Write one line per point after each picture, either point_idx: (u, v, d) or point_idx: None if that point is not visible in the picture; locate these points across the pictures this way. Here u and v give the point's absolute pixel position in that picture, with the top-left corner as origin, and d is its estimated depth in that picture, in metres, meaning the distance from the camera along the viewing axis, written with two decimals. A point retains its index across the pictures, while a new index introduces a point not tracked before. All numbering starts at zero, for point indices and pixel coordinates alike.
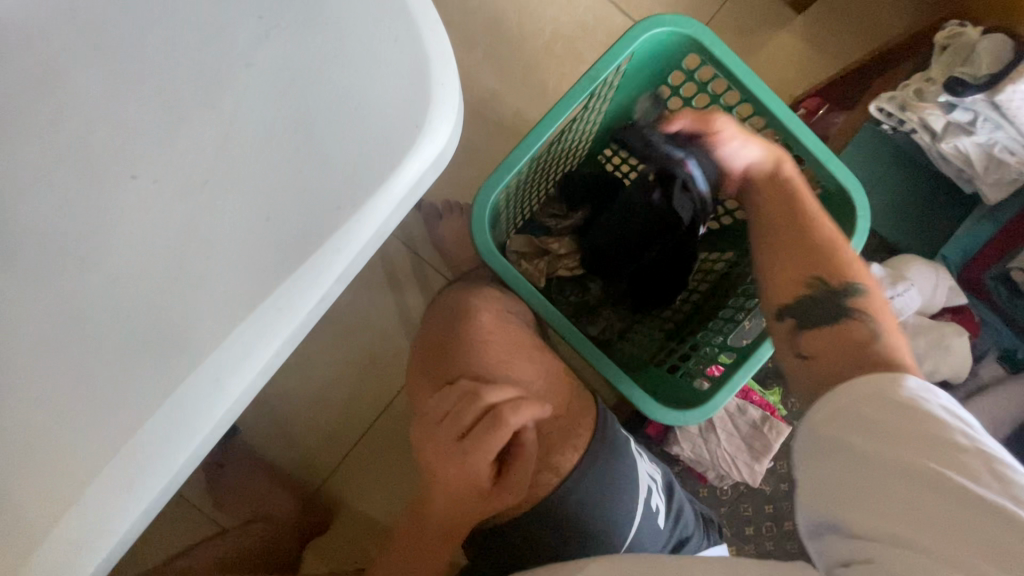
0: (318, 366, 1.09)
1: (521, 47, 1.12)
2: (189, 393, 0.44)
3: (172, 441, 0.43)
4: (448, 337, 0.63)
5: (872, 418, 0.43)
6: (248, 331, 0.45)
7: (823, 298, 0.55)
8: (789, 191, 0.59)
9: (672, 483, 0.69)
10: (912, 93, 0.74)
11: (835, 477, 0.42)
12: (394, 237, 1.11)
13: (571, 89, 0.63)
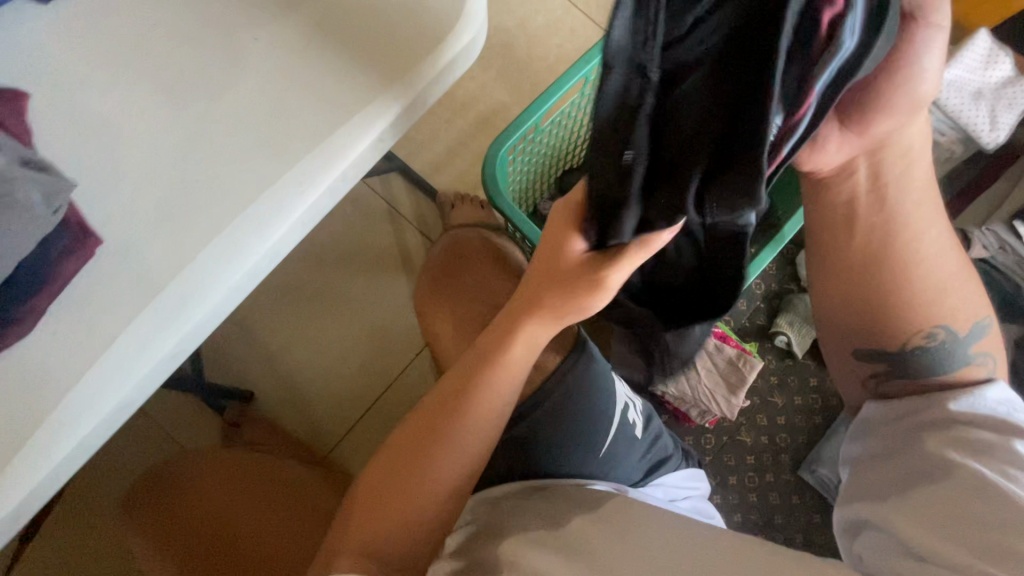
0: (334, 338, 1.17)
1: (530, 68, 1.29)
2: (187, 275, 0.39)
3: (158, 328, 0.38)
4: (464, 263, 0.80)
5: (913, 437, 0.52)
6: (250, 211, 0.39)
7: (931, 350, 0.54)
8: (892, 225, 0.53)
9: (651, 413, 0.74)
10: None
11: (880, 485, 0.53)
12: (411, 225, 1.23)
13: (568, 70, 0.76)
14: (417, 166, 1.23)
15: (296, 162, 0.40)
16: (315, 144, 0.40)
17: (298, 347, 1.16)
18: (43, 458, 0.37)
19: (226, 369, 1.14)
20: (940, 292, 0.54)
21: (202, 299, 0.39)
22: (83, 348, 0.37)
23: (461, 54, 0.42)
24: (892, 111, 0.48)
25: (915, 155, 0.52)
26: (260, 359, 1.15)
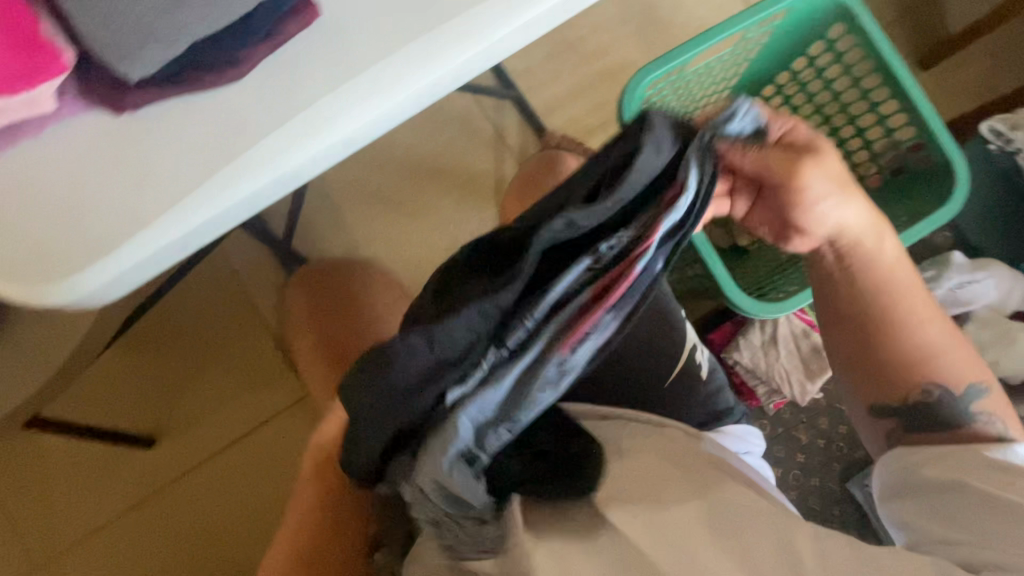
0: (413, 243, 1.21)
1: (668, 32, 1.27)
2: (273, 136, 0.41)
3: (245, 170, 0.41)
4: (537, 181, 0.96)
5: (965, 467, 0.48)
6: (359, 83, 0.42)
7: (937, 405, 0.52)
8: (873, 295, 0.54)
9: (715, 367, 0.74)
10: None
11: (934, 504, 0.48)
12: (511, 156, 1.24)
13: (730, 18, 0.76)
14: (534, 102, 1.24)
15: (430, 43, 0.42)
16: (458, 30, 0.42)
17: (378, 240, 1.20)
18: (208, 202, 0.40)
19: (309, 242, 1.19)
20: (941, 351, 0.53)
21: (287, 156, 0.41)
22: (275, 110, 0.41)
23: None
24: (816, 220, 0.49)
25: (870, 248, 0.53)
26: (342, 244, 1.19)
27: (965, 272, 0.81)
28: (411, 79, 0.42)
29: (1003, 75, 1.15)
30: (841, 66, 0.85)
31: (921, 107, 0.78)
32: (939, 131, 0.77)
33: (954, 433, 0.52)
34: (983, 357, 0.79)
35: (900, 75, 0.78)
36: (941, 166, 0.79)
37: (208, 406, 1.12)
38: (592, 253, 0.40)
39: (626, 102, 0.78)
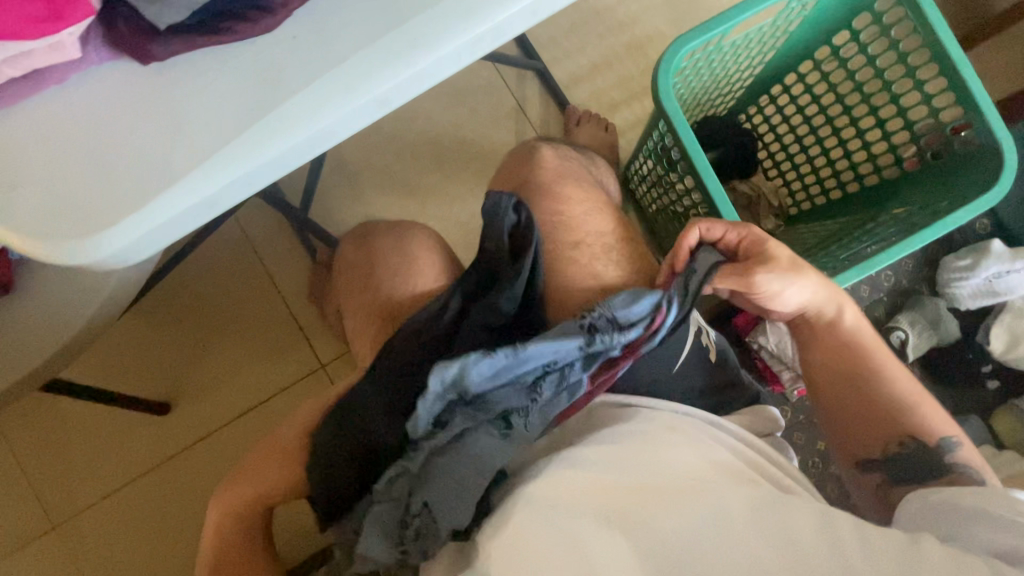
0: (429, 217, 1.19)
1: (698, 3, 1.22)
2: (296, 96, 0.39)
3: (267, 131, 0.39)
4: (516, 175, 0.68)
5: (997, 501, 0.50)
6: (388, 41, 0.40)
7: (912, 456, 0.58)
8: (851, 356, 0.62)
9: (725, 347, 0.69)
10: None
11: (968, 520, 0.49)
12: (531, 131, 1.21)
13: None
14: (557, 75, 1.21)
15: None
16: None
17: (394, 214, 1.18)
18: (234, 161, 0.39)
19: (323, 214, 1.17)
20: (913, 405, 0.60)
21: (310, 118, 0.39)
22: (304, 68, 0.40)
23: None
24: (779, 305, 0.61)
25: (846, 322, 0.63)
26: (358, 216, 1.17)
27: (1003, 261, 0.78)
28: (444, 38, 0.40)
29: None
30: (886, 41, 0.82)
31: (971, 83, 0.74)
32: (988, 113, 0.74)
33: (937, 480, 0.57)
34: (1017, 350, 0.78)
35: (952, 51, 0.75)
36: (986, 148, 0.76)
37: (216, 376, 1.12)
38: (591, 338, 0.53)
39: (661, 71, 0.75)
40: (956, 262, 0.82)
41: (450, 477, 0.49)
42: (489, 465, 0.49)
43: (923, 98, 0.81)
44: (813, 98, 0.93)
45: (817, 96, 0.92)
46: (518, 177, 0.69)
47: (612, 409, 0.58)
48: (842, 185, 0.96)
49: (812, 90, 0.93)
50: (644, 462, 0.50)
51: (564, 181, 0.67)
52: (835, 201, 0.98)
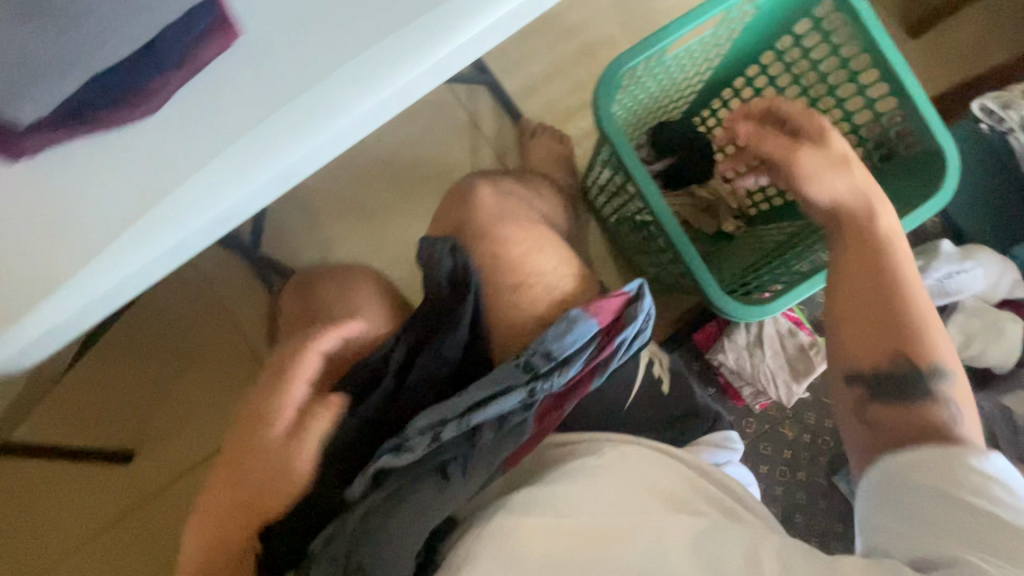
0: (388, 240, 1.16)
1: (647, 4, 1.20)
2: (182, 191, 0.38)
3: (151, 230, 0.37)
4: (455, 210, 0.67)
5: (935, 483, 0.45)
6: (275, 127, 0.38)
7: (901, 378, 0.53)
8: (875, 258, 0.56)
9: (681, 372, 0.69)
10: (1018, 95, 0.80)
11: (903, 516, 0.45)
12: (488, 145, 1.18)
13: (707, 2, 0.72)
14: (509, 86, 1.18)
15: (357, 78, 0.38)
16: (385, 61, 0.38)
17: (354, 239, 1.15)
18: (149, 240, 0.37)
19: (277, 244, 1.13)
20: (930, 330, 0.54)
21: (197, 213, 0.38)
22: (199, 151, 0.39)
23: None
24: (815, 194, 0.59)
25: (880, 223, 0.58)
26: (315, 244, 1.14)
27: (952, 262, 0.78)
28: (335, 118, 0.38)
29: (992, 43, 1.11)
30: (829, 46, 0.80)
31: (912, 89, 0.73)
32: (929, 115, 0.73)
33: (913, 424, 0.52)
34: (970, 348, 0.79)
35: (892, 56, 0.73)
36: (930, 153, 0.75)
37: (179, 418, 1.08)
38: (528, 389, 0.55)
39: (602, 91, 0.73)
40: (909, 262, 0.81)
41: (387, 536, 0.49)
42: (431, 513, 0.50)
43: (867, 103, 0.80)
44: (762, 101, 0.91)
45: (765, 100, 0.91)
46: (459, 215, 0.66)
47: (559, 449, 0.59)
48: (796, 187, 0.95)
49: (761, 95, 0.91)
50: (585, 499, 0.50)
51: (506, 220, 0.66)
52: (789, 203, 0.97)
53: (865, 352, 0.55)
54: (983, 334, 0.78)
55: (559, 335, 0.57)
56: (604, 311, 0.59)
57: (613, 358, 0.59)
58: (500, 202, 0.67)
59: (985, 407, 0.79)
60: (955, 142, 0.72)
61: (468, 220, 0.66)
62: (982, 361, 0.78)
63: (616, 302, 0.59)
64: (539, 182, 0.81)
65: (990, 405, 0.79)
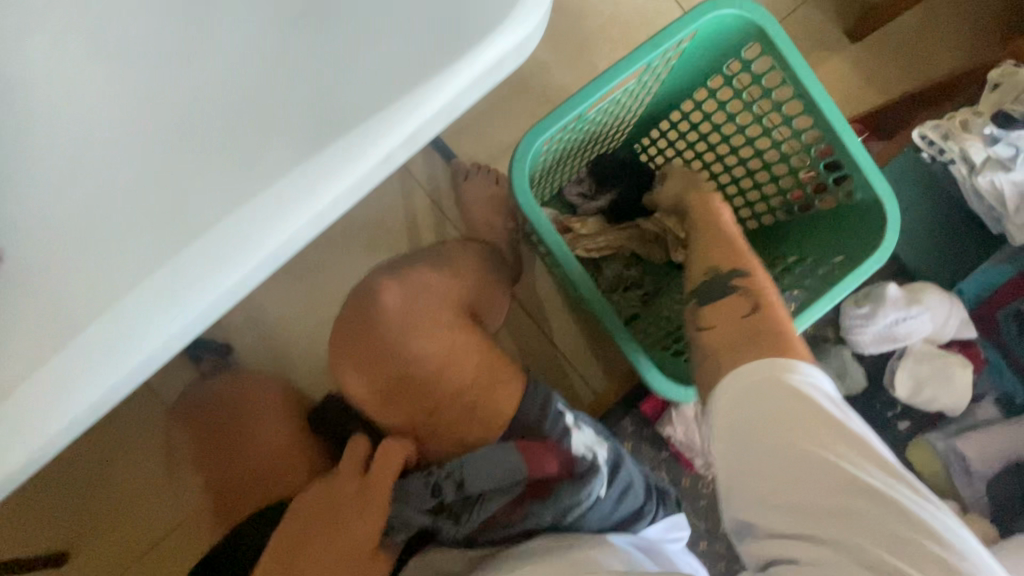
0: None
1: (579, 22, 1.10)
2: (64, 373, 0.40)
3: (38, 415, 0.39)
4: (369, 321, 0.65)
5: (781, 421, 0.44)
6: (146, 300, 0.40)
7: (715, 281, 0.59)
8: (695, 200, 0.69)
9: (618, 460, 0.60)
10: (958, 124, 0.75)
11: (755, 464, 0.44)
12: (421, 188, 1.02)
13: (623, 60, 0.65)
14: None
15: (226, 245, 0.41)
16: (249, 231, 0.41)
17: None
18: (72, 394, 0.39)
19: None
20: (734, 246, 0.62)
21: (79, 393, 0.39)
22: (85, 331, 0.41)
23: (518, 49, 0.43)
24: None
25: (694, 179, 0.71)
26: None
27: (898, 309, 0.75)
28: (204, 287, 0.40)
29: (931, 49, 1.08)
30: (760, 88, 0.75)
31: (846, 140, 0.68)
32: (865, 167, 0.69)
33: (742, 328, 0.53)
34: (921, 394, 0.76)
35: (825, 105, 0.68)
36: (869, 205, 0.71)
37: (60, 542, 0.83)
38: (439, 512, 0.55)
39: (516, 170, 0.67)
40: (855, 308, 0.78)
41: None
42: None
43: (803, 149, 0.75)
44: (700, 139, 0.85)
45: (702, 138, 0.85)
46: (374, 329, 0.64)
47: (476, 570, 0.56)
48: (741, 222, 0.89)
49: (695, 135, 0.86)
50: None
51: (420, 330, 0.63)
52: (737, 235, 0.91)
53: (695, 276, 0.61)
54: (933, 380, 0.75)
55: (474, 465, 0.56)
56: (529, 454, 0.56)
57: (545, 506, 0.54)
58: (411, 306, 0.65)
59: (938, 449, 0.78)
60: (895, 195, 0.68)
61: (379, 325, 0.64)
62: (933, 406, 0.77)
63: (542, 449, 0.56)
64: (462, 259, 0.73)
65: (942, 448, 0.78)
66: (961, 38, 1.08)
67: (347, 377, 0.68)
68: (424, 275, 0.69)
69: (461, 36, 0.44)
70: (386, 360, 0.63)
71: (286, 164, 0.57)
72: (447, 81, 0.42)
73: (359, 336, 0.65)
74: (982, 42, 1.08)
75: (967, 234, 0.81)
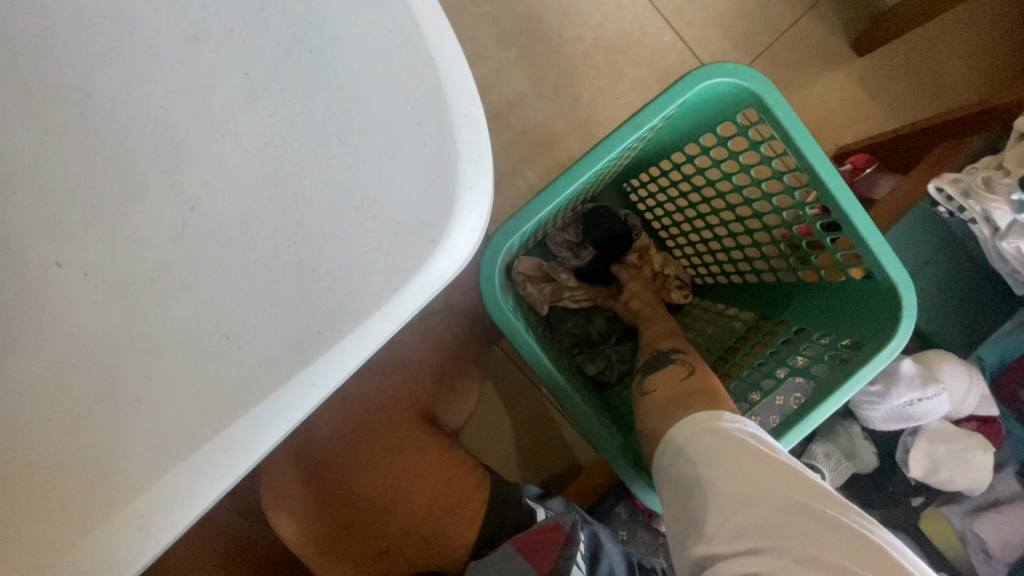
0: None
1: (559, 50, 1.00)
2: None
3: None
4: (322, 451, 0.60)
5: (730, 448, 0.49)
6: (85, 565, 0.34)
7: (658, 354, 0.68)
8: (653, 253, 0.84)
9: (601, 542, 0.65)
10: (979, 180, 0.68)
11: (713, 486, 0.47)
12: None
13: (609, 139, 0.60)
14: None
15: (168, 491, 0.35)
16: (195, 473, 0.35)
17: None
18: None
19: None
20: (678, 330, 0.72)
21: None
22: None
23: (431, 297, 0.37)
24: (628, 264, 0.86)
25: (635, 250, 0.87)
26: None
27: (915, 390, 0.69)
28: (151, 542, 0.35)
29: (945, 62, 0.99)
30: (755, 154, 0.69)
31: (856, 220, 0.62)
32: (874, 246, 0.63)
33: (682, 391, 0.60)
34: (938, 476, 0.71)
35: (829, 179, 0.62)
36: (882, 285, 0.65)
37: None
38: None
39: (486, 264, 0.64)
40: (866, 385, 0.72)
41: None
42: None
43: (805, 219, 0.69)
44: (694, 193, 0.78)
45: (696, 194, 0.78)
46: (328, 458, 0.60)
47: None
48: (741, 275, 0.83)
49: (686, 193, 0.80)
50: None
51: (387, 448, 0.60)
52: (737, 286, 0.84)
53: (644, 354, 0.70)
54: (951, 464, 0.70)
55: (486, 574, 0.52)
56: (542, 553, 0.53)
57: None
58: (357, 426, 0.61)
59: (953, 526, 0.72)
60: (910, 278, 0.63)
61: (321, 460, 0.60)
62: (949, 486, 0.71)
63: (551, 543, 0.53)
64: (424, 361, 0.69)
65: (958, 526, 0.72)
66: (980, 51, 0.98)
67: (289, 525, 0.59)
68: (375, 383, 0.65)
69: (377, 238, 0.36)
70: (345, 490, 0.58)
71: (115, 368, 0.41)
72: (386, 290, 0.36)
73: (292, 475, 0.60)
74: (1007, 51, 0.97)
75: (982, 292, 0.75)
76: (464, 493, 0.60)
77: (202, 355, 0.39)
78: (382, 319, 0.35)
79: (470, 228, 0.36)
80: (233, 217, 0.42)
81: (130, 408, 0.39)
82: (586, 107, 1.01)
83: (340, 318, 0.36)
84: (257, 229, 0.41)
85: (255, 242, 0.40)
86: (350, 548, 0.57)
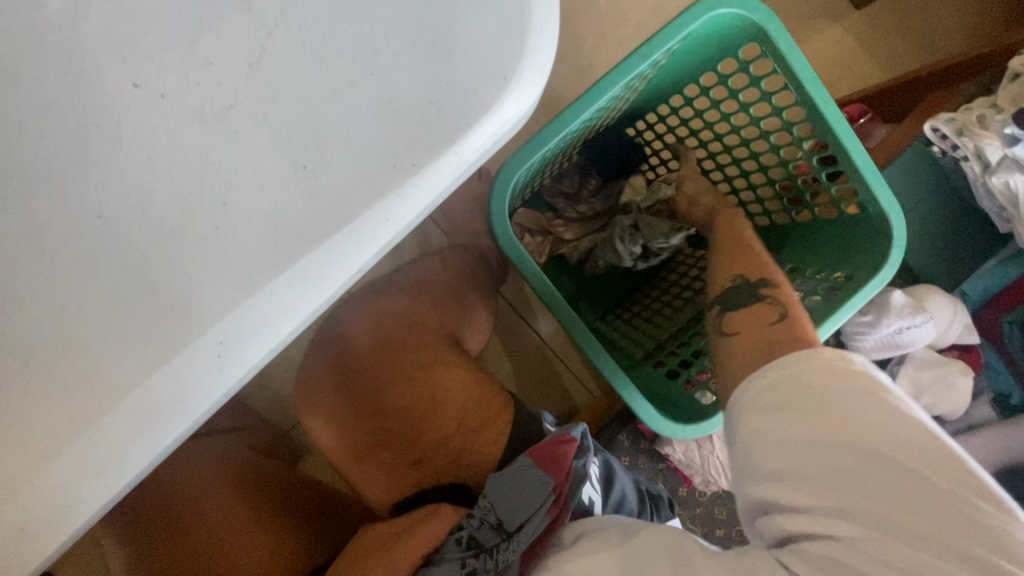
0: None
1: None
2: (111, 429, 0.34)
3: (92, 474, 0.33)
4: (349, 365, 0.62)
5: (832, 394, 0.37)
6: (183, 373, 0.34)
7: (740, 289, 0.53)
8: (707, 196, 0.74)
9: (613, 470, 0.67)
10: (974, 119, 0.71)
11: (796, 438, 0.37)
12: None
13: (614, 70, 0.60)
14: None
15: (259, 308, 0.34)
16: (282, 293, 0.34)
17: None
18: (119, 459, 0.33)
19: None
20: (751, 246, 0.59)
21: (124, 453, 0.33)
22: (112, 388, 0.34)
23: (500, 140, 0.35)
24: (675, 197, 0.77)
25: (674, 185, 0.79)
26: None
27: (906, 318, 0.72)
28: (240, 361, 0.34)
29: (939, 17, 1.01)
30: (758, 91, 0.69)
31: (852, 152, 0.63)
32: (872, 178, 0.64)
33: (765, 336, 0.46)
34: (922, 401, 0.75)
35: (830, 110, 0.63)
36: (873, 217, 0.67)
37: None
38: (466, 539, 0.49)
39: (496, 205, 0.64)
40: (859, 316, 0.75)
41: None
42: None
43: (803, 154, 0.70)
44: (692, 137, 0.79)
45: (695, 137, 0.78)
46: (351, 378, 0.61)
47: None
48: None
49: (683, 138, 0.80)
50: None
51: (411, 365, 0.61)
52: None
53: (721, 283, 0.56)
54: (934, 389, 0.74)
55: (506, 489, 0.51)
56: (554, 463, 0.52)
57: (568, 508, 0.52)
58: (381, 343, 0.62)
59: None
60: (900, 211, 0.65)
61: (348, 370, 0.62)
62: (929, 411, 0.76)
63: (561, 454, 0.54)
64: (436, 291, 0.69)
65: None
66: (971, 7, 1.00)
67: (316, 432, 0.62)
68: (395, 303, 0.66)
69: (434, 86, 0.34)
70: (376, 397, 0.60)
71: (159, 220, 0.38)
72: (450, 146, 0.34)
73: (325, 381, 0.62)
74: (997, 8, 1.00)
75: (966, 232, 0.79)
76: (488, 412, 0.60)
77: (253, 203, 0.37)
78: (454, 154, 0.34)
79: (538, 70, 0.34)
80: (267, 79, 0.38)
81: (206, 246, 0.37)
82: (588, 54, 1.01)
83: (404, 165, 0.35)
84: (340, 71, 0.36)
85: (297, 100, 0.37)
86: (375, 458, 0.59)
